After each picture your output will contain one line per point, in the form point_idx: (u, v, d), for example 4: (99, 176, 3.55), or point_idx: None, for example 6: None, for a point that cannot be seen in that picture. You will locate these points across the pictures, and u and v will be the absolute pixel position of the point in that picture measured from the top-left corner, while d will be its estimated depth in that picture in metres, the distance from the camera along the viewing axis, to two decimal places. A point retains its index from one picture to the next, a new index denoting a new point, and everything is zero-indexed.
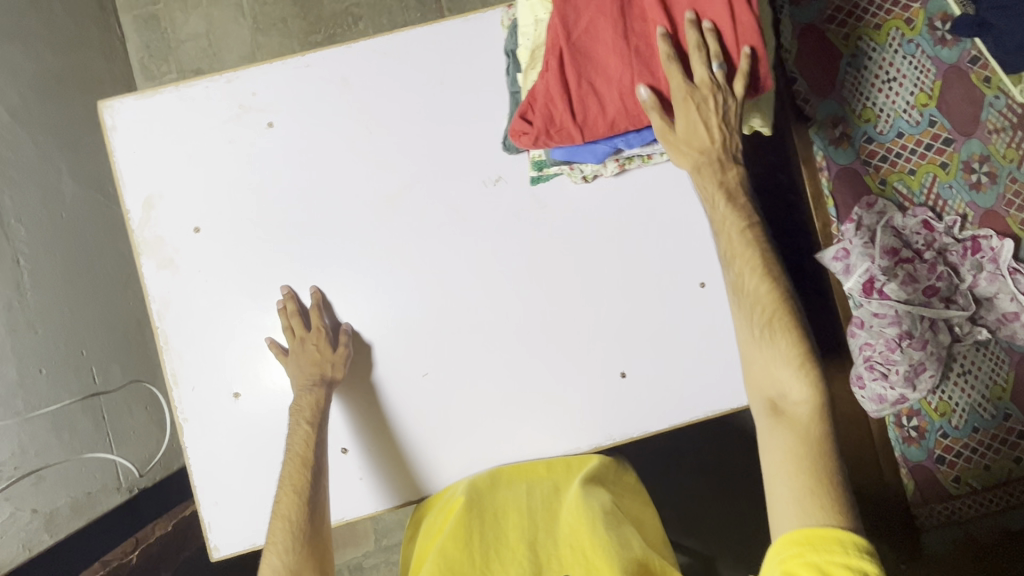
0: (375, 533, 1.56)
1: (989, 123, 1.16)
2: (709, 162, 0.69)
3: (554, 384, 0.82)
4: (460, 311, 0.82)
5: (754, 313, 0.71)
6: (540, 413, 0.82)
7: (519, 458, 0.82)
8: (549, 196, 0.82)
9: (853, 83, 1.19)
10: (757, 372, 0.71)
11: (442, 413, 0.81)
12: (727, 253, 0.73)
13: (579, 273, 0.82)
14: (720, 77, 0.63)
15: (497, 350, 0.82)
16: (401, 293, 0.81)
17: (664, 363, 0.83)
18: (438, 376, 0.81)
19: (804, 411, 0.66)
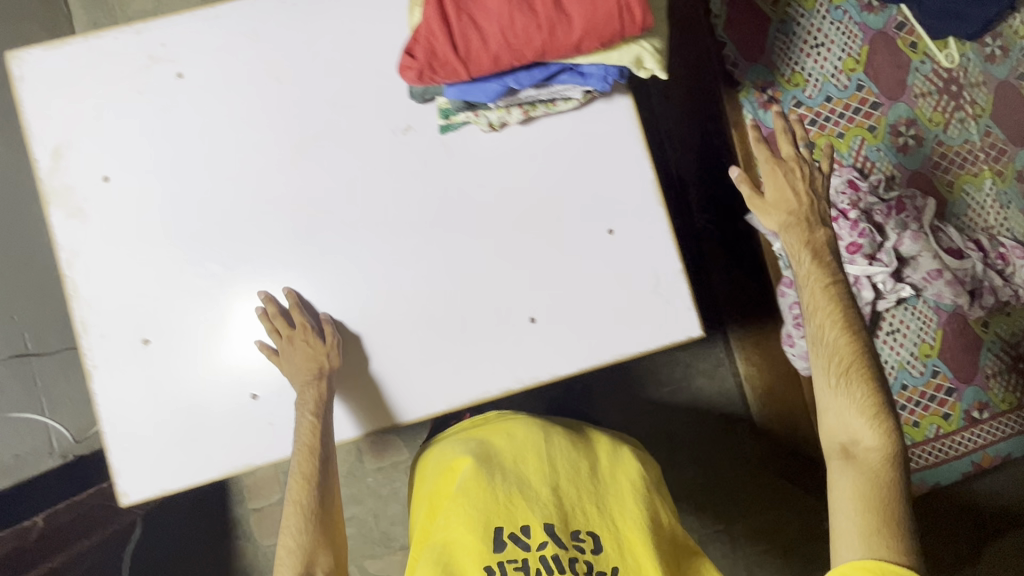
0: None
1: (915, 88, 1.25)
2: (796, 221, 0.96)
3: (463, 330, 0.83)
4: (369, 258, 0.82)
5: (832, 364, 0.91)
6: (450, 360, 0.82)
7: (428, 408, 0.82)
8: (459, 143, 0.83)
9: (783, 48, 1.22)
10: (832, 422, 0.90)
11: (350, 360, 0.82)
12: (811, 305, 0.95)
13: (489, 220, 0.84)
14: (804, 152, 0.96)
15: (404, 299, 0.82)
16: (312, 240, 0.82)
17: (574, 309, 0.84)
18: (346, 323, 0.82)
19: (875, 454, 0.86)
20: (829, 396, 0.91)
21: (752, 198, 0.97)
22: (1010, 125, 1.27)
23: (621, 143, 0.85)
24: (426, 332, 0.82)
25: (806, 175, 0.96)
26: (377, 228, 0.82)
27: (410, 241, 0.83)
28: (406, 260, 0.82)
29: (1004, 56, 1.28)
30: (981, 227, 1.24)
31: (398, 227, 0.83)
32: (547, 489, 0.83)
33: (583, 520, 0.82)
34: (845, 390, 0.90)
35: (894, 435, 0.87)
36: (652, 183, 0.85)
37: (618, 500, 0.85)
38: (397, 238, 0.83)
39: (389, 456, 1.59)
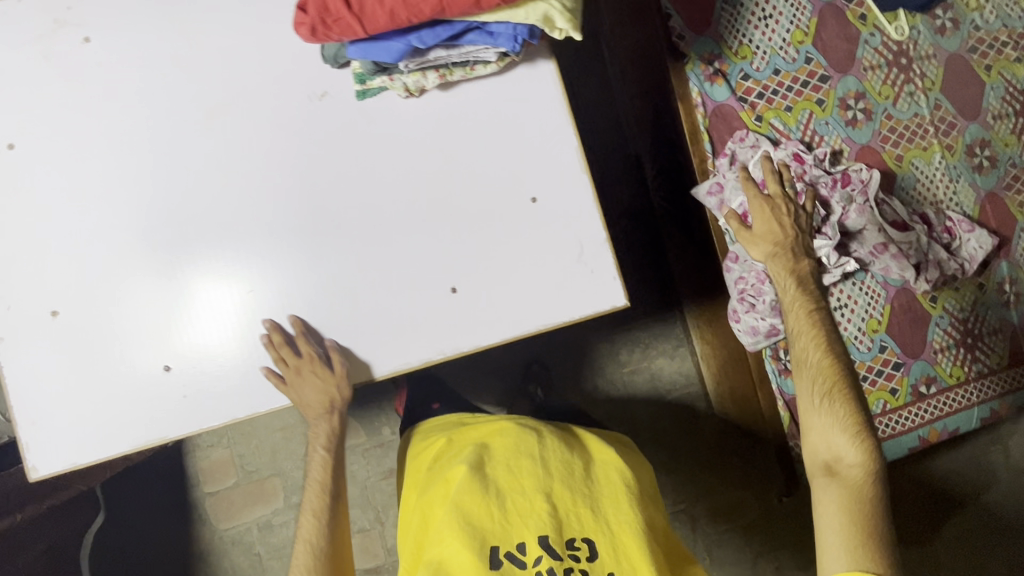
0: (284, 490, 1.57)
1: (864, 61, 1.23)
2: (780, 250, 1.08)
3: (382, 301, 0.81)
4: (288, 229, 0.81)
5: (816, 385, 0.98)
6: (370, 331, 0.81)
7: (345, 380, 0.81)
8: (377, 110, 0.82)
9: (730, 21, 1.20)
10: (816, 441, 0.95)
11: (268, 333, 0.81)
12: (795, 328, 1.06)
13: (409, 189, 0.82)
14: (787, 192, 1.09)
15: (324, 269, 0.81)
16: (228, 210, 0.81)
17: (496, 280, 0.82)
18: (263, 296, 0.81)
19: (857, 470, 0.90)
20: (814, 414, 0.96)
21: (740, 231, 1.10)
22: (960, 99, 1.26)
23: (544, 110, 0.84)
24: (346, 303, 0.81)
25: (790, 212, 1.09)
26: (295, 198, 0.81)
27: (328, 211, 0.81)
28: (327, 231, 0.81)
29: (955, 28, 1.26)
30: (930, 201, 1.24)
31: (316, 197, 0.81)
32: (542, 496, 0.86)
33: (577, 527, 0.85)
34: (828, 409, 0.95)
35: (876, 453, 0.91)
36: (577, 150, 0.84)
37: (611, 502, 0.88)
38: (317, 208, 0.81)
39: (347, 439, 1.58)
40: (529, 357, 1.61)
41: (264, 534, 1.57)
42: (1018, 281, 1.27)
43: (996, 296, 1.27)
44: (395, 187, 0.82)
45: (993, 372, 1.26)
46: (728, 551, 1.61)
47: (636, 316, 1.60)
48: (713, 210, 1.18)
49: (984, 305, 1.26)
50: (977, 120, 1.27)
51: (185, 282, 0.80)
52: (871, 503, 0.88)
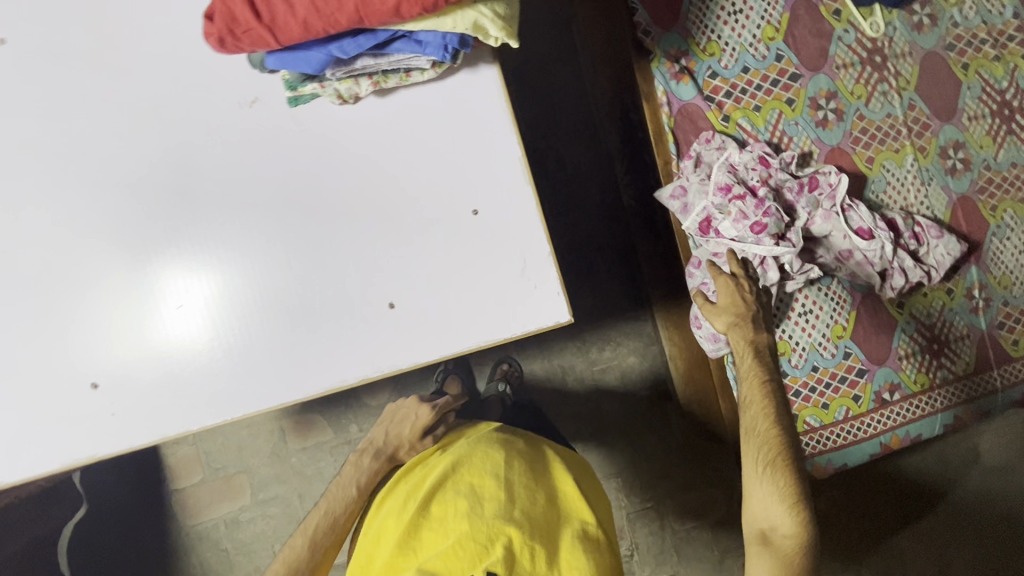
0: (251, 487, 1.56)
1: (836, 58, 1.19)
2: (736, 322, 1.03)
3: (319, 316, 0.79)
4: (218, 242, 0.78)
5: (761, 454, 0.92)
6: (306, 347, 0.79)
7: (280, 398, 0.79)
8: (311, 117, 0.78)
9: (698, 15, 1.16)
10: (755, 508, 0.92)
11: (197, 350, 0.78)
12: (747, 397, 0.98)
13: (346, 199, 0.79)
14: (745, 270, 1.06)
15: (252, 283, 0.79)
16: (154, 223, 0.78)
17: (434, 293, 0.80)
18: (190, 312, 0.78)
19: (790, 542, 0.89)
20: (755, 483, 0.92)
21: (701, 306, 1.06)
22: (935, 98, 1.22)
23: (487, 117, 0.80)
24: (280, 318, 0.79)
25: (747, 290, 1.05)
26: (226, 210, 0.78)
27: (261, 221, 0.79)
28: (259, 244, 0.79)
29: (932, 25, 1.22)
30: (901, 204, 1.21)
31: (247, 209, 0.79)
32: (497, 521, 0.86)
33: (528, 566, 0.84)
34: (767, 479, 0.91)
35: (810, 524, 0.89)
36: (521, 159, 0.81)
37: (566, 547, 0.87)
38: (249, 219, 0.79)
39: (314, 437, 1.57)
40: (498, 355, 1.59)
41: (231, 531, 1.57)
42: (987, 286, 1.25)
43: (965, 302, 1.25)
44: (332, 197, 0.79)
45: (957, 379, 1.25)
46: (696, 548, 1.62)
47: (607, 314, 1.58)
48: (675, 214, 1.15)
49: (951, 312, 1.25)
50: (952, 120, 1.23)
51: (107, 298, 0.77)
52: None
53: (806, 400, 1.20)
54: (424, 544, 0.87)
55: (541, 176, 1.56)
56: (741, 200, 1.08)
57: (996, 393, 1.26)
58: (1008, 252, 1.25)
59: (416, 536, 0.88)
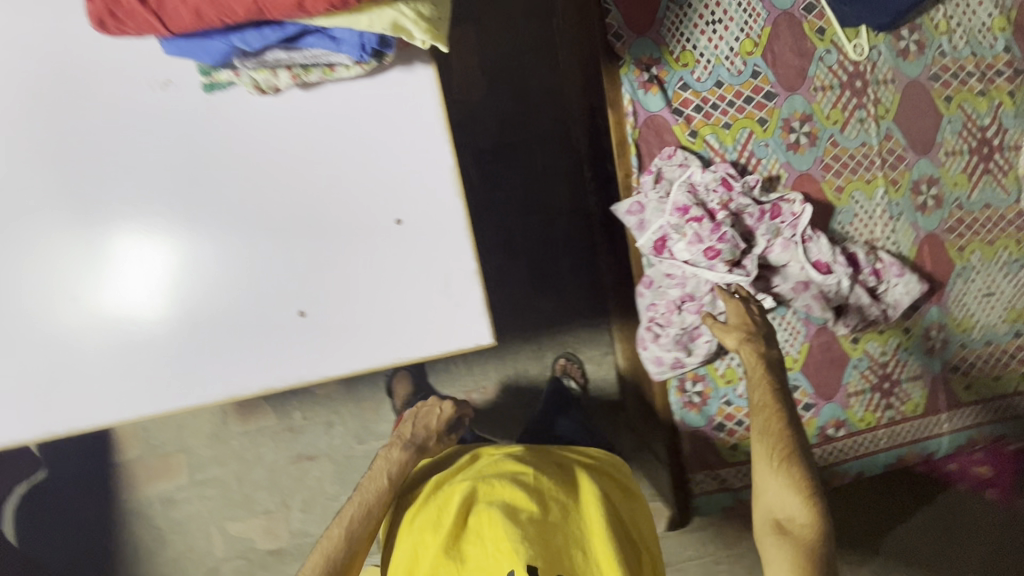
0: (189, 466, 1.53)
1: (815, 79, 1.14)
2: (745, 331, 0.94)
3: (236, 317, 0.75)
4: (140, 231, 0.73)
5: (774, 451, 0.85)
6: (225, 347, 0.75)
7: (200, 396, 0.76)
8: (228, 106, 0.73)
9: (674, 22, 1.09)
10: (770, 498, 0.85)
11: (110, 342, 0.74)
12: (759, 405, 0.88)
13: (261, 197, 0.74)
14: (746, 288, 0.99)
15: (174, 277, 0.74)
16: (76, 203, 0.72)
17: (347, 305, 0.75)
18: (116, 296, 0.74)
19: (808, 531, 0.82)
20: (772, 479, 0.84)
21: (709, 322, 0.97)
22: (913, 130, 1.18)
23: (421, 122, 0.75)
24: (200, 316, 0.75)
25: (751, 303, 0.97)
26: (147, 197, 0.73)
27: (184, 212, 0.74)
28: (182, 236, 0.74)
29: (919, 53, 1.17)
30: (865, 237, 1.18)
31: (169, 198, 0.74)
32: (531, 527, 0.81)
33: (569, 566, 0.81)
34: (781, 471, 0.84)
35: (828, 514, 0.83)
36: (452, 169, 0.76)
37: (603, 542, 0.84)
38: (170, 210, 0.74)
39: (256, 421, 1.54)
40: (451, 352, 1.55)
41: (166, 509, 1.54)
42: (945, 327, 1.23)
43: (922, 342, 1.22)
44: (249, 193, 0.74)
45: (906, 419, 1.24)
46: None
47: (564, 321, 1.56)
48: (631, 230, 1.10)
49: (907, 351, 1.22)
50: (928, 154, 1.19)
51: (28, 274, 0.73)
52: (821, 558, 0.81)
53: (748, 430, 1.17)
54: (465, 557, 0.82)
55: (510, 173, 1.50)
56: (697, 223, 1.04)
57: (942, 435, 1.26)
58: (970, 295, 1.23)
59: (456, 549, 0.83)
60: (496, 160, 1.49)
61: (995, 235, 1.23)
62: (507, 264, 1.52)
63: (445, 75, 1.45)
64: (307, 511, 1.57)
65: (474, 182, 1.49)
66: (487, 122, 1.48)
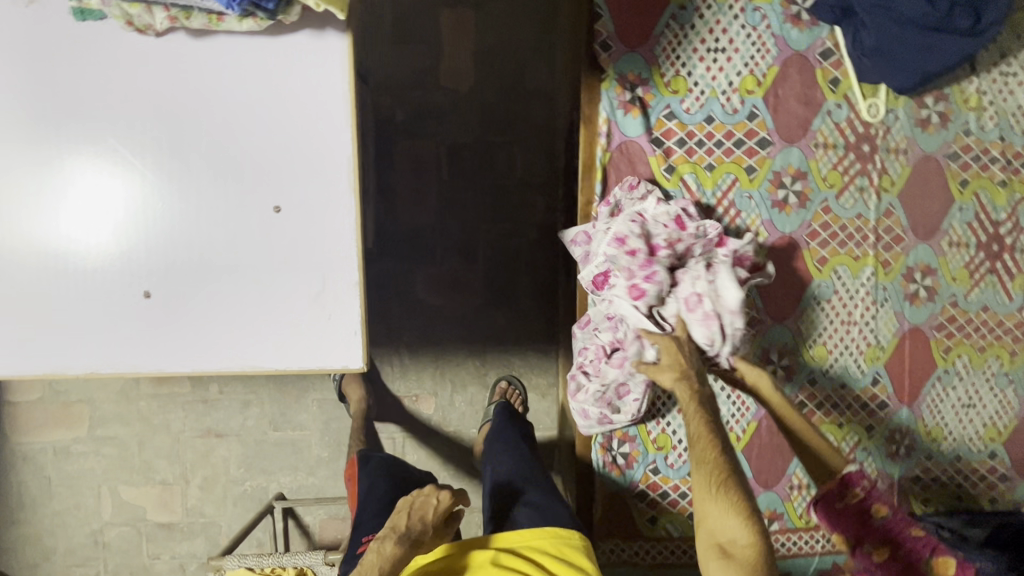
0: (89, 420, 1.43)
1: (818, 134, 1.02)
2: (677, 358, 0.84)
3: (102, 279, 0.65)
4: (91, 157, 0.64)
5: (710, 470, 0.74)
6: (69, 315, 0.65)
7: (86, 361, 0.66)
8: (101, 41, 0.62)
9: (671, 42, 0.97)
10: (706, 522, 0.74)
11: (21, 270, 0.64)
12: (690, 428, 0.78)
13: (139, 151, 0.64)
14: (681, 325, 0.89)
15: (38, 225, 0.64)
16: (22, 104, 0.62)
17: (209, 295, 0.66)
18: (47, 221, 0.64)
19: (752, 555, 0.70)
20: (708, 502, 0.73)
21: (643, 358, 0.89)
22: (917, 211, 1.05)
23: (326, 102, 0.64)
24: (71, 268, 0.65)
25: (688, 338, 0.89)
26: (12, 124, 0.62)
27: (54, 154, 0.63)
28: (52, 181, 0.64)
29: (941, 126, 1.04)
30: (840, 318, 1.06)
31: (36, 134, 0.63)
32: None
33: None
34: (719, 493, 0.73)
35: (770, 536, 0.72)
36: (351, 161, 0.65)
37: None
38: (39, 147, 0.63)
39: (168, 385, 1.44)
40: (388, 353, 1.45)
41: (59, 459, 1.44)
42: (913, 433, 1.11)
43: (883, 444, 1.11)
44: (120, 145, 0.64)
45: None
46: None
47: (512, 342, 1.45)
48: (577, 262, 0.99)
49: (863, 450, 1.10)
50: (930, 241, 1.06)
51: None
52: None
53: (672, 505, 1.06)
54: None
55: (483, 174, 1.38)
56: (631, 256, 0.92)
57: None
58: (946, 403, 1.11)
59: None
60: (470, 157, 1.37)
61: (986, 342, 1.10)
62: (462, 271, 1.41)
63: (433, 56, 1.33)
64: (206, 489, 1.48)
65: (444, 176, 1.37)
66: (469, 116, 1.36)
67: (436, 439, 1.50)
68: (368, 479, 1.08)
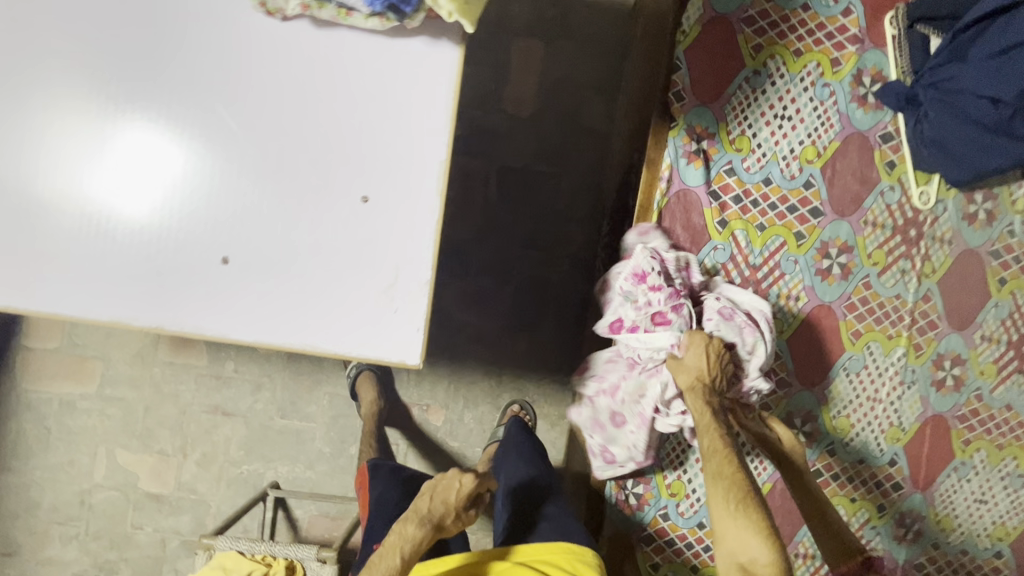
0: (100, 378, 1.42)
1: (868, 212, 1.05)
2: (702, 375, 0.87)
3: (174, 240, 0.67)
4: (160, 126, 0.66)
5: (731, 491, 0.78)
6: (130, 273, 0.67)
7: (150, 318, 0.67)
8: (228, 13, 0.65)
9: (742, 102, 1.01)
10: (727, 541, 0.76)
11: (74, 229, 0.66)
12: (709, 449, 0.82)
13: (243, 124, 0.66)
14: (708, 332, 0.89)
15: (122, 180, 0.66)
16: (128, 66, 0.65)
17: (279, 273, 0.68)
18: (104, 183, 0.66)
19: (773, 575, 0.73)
20: (729, 521, 0.76)
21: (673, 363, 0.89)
22: (953, 300, 1.08)
23: (429, 104, 0.67)
24: (126, 231, 0.66)
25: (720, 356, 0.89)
26: (117, 82, 0.65)
27: (129, 119, 0.65)
28: (140, 141, 0.66)
29: (987, 223, 1.08)
30: (866, 394, 1.07)
31: (123, 97, 0.65)
32: None
33: None
34: (741, 513, 0.76)
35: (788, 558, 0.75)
36: (443, 165, 0.68)
37: None
38: (137, 105, 0.65)
39: (185, 356, 1.44)
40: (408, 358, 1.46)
41: (62, 413, 1.43)
42: (923, 519, 1.11)
43: (893, 526, 1.11)
44: (220, 116, 0.66)
45: None
46: None
47: (531, 368, 1.46)
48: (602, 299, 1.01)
49: (873, 530, 1.10)
50: (962, 331, 1.09)
51: (30, 121, 0.64)
52: None
53: (677, 554, 1.05)
54: None
55: (529, 200, 1.41)
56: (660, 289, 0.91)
57: None
58: (961, 495, 1.11)
59: None
60: (520, 181, 1.40)
61: (1005, 442, 1.12)
62: (493, 290, 1.43)
63: (501, 80, 1.37)
64: (203, 467, 1.47)
65: (492, 195, 1.40)
66: (525, 143, 1.40)
67: (439, 453, 1.49)
68: (381, 485, 1.09)
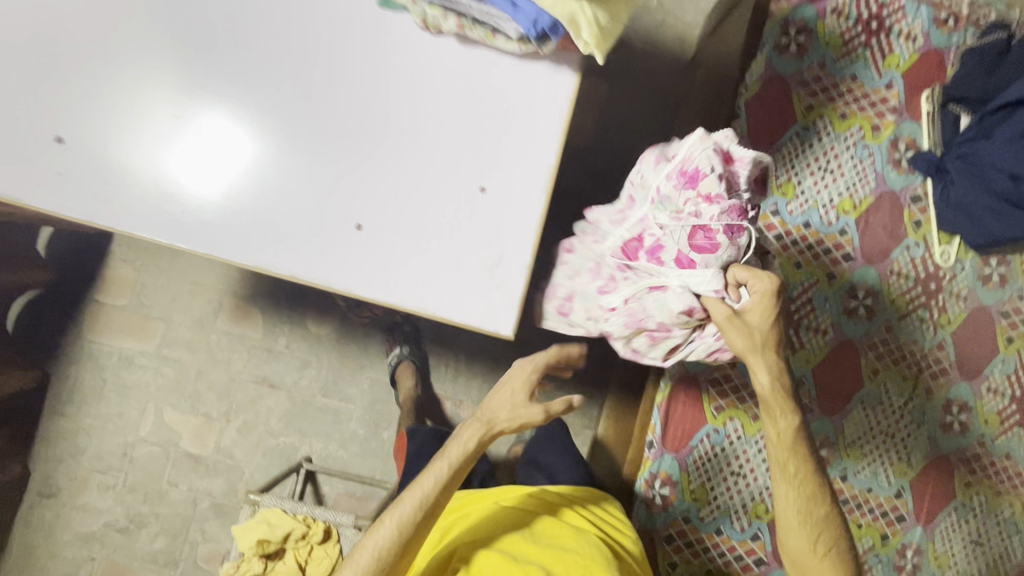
0: (161, 337, 1.52)
1: (895, 263, 1.17)
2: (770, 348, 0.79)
3: (300, 205, 0.77)
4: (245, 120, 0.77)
5: (816, 529, 0.81)
6: (224, 238, 0.76)
7: (277, 268, 0.77)
8: (390, 26, 0.79)
9: (791, 153, 1.14)
10: (801, 563, 0.83)
11: (156, 201, 0.75)
12: (792, 475, 0.81)
13: (386, 115, 0.79)
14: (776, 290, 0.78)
15: (201, 163, 0.76)
16: (263, 64, 0.78)
17: (399, 242, 0.78)
18: (185, 164, 0.76)
19: None
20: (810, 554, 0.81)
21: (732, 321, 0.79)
22: (965, 351, 1.19)
23: (540, 115, 0.80)
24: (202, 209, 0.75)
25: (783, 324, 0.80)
26: (235, 79, 0.77)
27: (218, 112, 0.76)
28: (220, 129, 0.76)
29: (998, 285, 1.20)
30: (880, 428, 1.17)
31: (226, 93, 0.77)
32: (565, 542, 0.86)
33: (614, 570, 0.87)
34: (823, 552, 0.81)
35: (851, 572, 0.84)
36: (551, 168, 0.80)
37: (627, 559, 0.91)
38: (232, 101, 0.77)
39: (242, 326, 1.54)
40: (447, 353, 1.55)
41: (119, 366, 1.52)
42: (922, 553, 1.19)
43: (894, 557, 1.19)
44: (356, 109, 0.79)
45: None
46: None
47: None
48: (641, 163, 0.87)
49: (875, 557, 1.18)
50: (971, 381, 1.19)
51: (136, 106, 0.75)
52: None
53: (693, 554, 1.15)
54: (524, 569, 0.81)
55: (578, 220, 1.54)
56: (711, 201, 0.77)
57: None
58: (959, 534, 1.20)
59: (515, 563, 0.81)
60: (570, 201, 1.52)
61: (1004, 487, 1.21)
62: None
63: None
64: (242, 434, 1.55)
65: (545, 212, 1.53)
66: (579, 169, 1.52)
67: None
68: (417, 443, 1.19)
